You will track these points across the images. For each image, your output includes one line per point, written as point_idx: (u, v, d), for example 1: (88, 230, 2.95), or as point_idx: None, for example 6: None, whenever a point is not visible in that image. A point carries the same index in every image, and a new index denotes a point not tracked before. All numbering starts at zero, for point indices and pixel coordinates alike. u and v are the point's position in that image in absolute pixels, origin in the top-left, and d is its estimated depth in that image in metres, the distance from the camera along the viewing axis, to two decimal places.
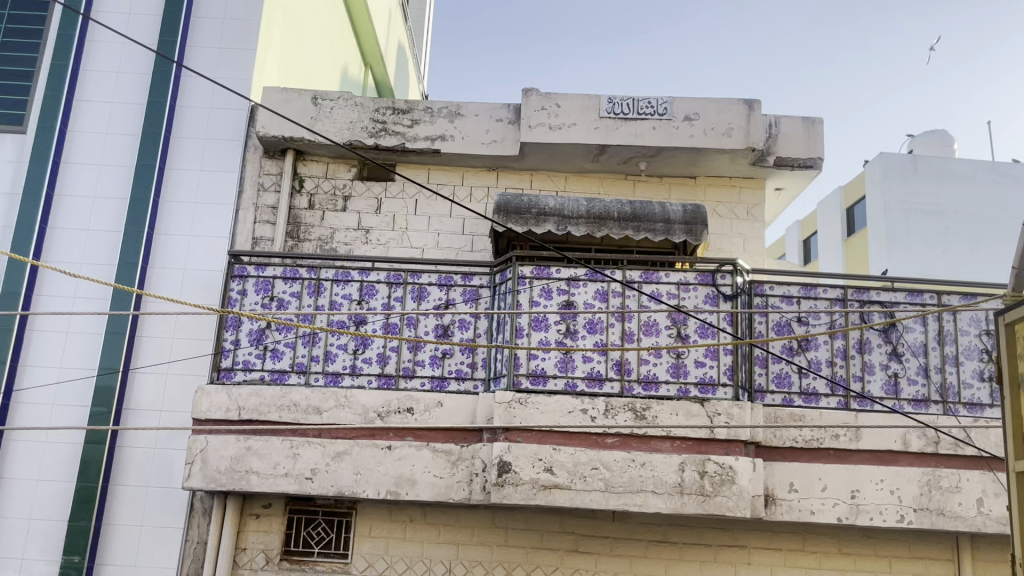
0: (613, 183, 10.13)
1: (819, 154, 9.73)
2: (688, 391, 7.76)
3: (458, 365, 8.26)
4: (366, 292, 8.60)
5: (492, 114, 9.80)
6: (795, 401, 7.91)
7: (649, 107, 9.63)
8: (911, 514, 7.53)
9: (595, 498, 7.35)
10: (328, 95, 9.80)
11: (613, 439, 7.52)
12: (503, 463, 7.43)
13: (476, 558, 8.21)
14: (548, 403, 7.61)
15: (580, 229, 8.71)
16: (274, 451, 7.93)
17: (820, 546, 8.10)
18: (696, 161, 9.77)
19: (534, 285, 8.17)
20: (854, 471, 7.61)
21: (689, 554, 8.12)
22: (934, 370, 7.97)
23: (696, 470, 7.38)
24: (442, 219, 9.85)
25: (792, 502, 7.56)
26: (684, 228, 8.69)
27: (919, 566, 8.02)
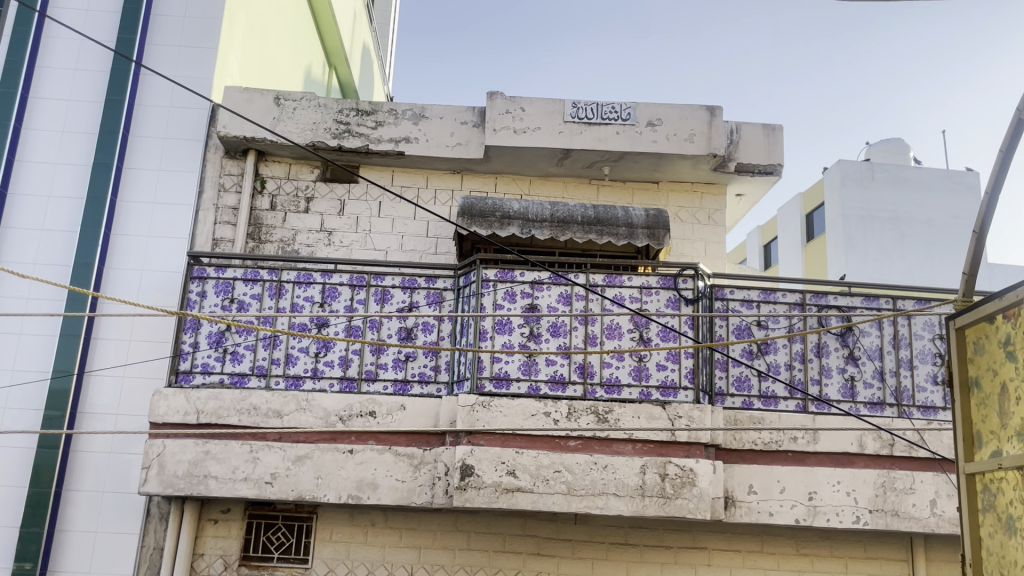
0: (577, 188, 10.20)
1: (779, 161, 9.87)
2: (650, 394, 7.81)
3: (421, 368, 8.23)
4: (329, 295, 8.53)
5: (457, 117, 9.79)
6: (755, 404, 8.04)
7: (612, 112, 9.70)
8: (867, 515, 7.67)
9: (558, 501, 7.37)
10: (290, 96, 9.72)
11: (575, 442, 7.55)
12: (465, 466, 7.42)
13: (438, 562, 8.19)
14: (511, 406, 7.62)
15: (544, 232, 8.75)
16: (233, 455, 7.82)
17: (779, 547, 8.20)
18: (659, 167, 9.86)
19: (498, 288, 8.17)
20: (812, 473, 7.73)
21: (650, 556, 8.18)
22: (889, 373, 8.13)
23: (657, 473, 7.44)
24: (406, 221, 9.81)
25: (751, 504, 7.66)
26: (647, 232, 8.78)
27: (874, 566, 8.16)
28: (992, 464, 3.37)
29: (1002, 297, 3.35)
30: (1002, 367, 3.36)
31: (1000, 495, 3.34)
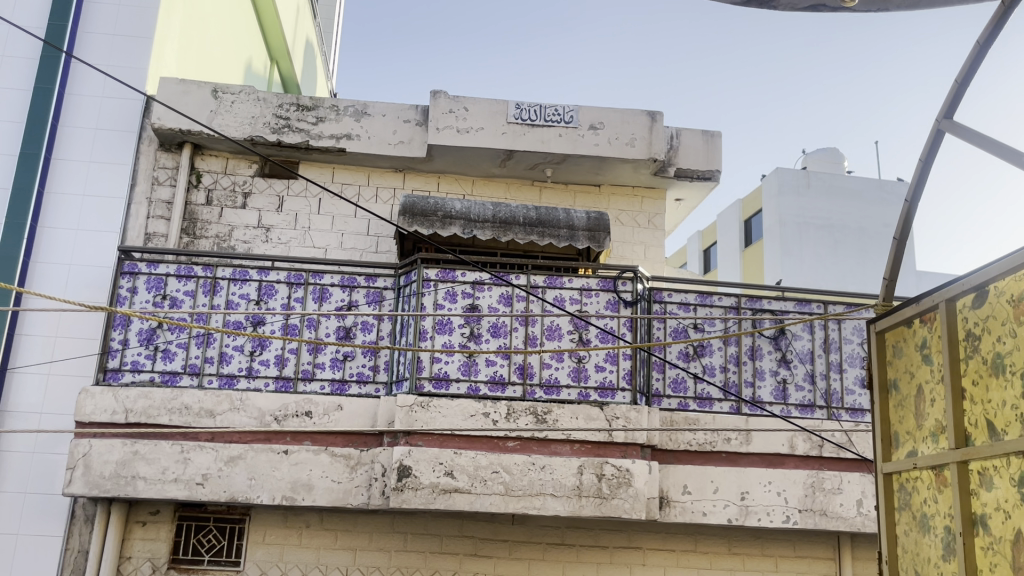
0: (519, 189, 10.22)
1: (717, 167, 10.04)
2: (588, 395, 7.86)
3: (360, 368, 8.15)
4: (265, 292, 8.38)
5: (400, 115, 9.71)
6: (690, 405, 8.17)
7: (555, 115, 9.74)
8: (797, 515, 7.84)
9: (495, 502, 7.36)
10: (229, 89, 9.53)
11: (513, 442, 7.56)
12: (403, 467, 7.36)
13: (373, 563, 8.11)
14: (450, 406, 7.59)
15: (485, 233, 8.74)
16: (163, 455, 7.62)
17: (711, 547, 8.34)
18: (600, 170, 9.94)
19: (438, 288, 8.13)
20: (744, 473, 7.88)
21: (586, 557, 8.23)
22: (820, 376, 8.34)
23: (594, 473, 7.48)
24: (346, 219, 9.70)
25: (685, 504, 7.77)
26: (587, 235, 8.84)
27: (803, 564, 8.35)
28: (907, 463, 3.48)
29: (920, 301, 3.45)
30: (918, 369, 3.47)
31: (915, 494, 3.45)
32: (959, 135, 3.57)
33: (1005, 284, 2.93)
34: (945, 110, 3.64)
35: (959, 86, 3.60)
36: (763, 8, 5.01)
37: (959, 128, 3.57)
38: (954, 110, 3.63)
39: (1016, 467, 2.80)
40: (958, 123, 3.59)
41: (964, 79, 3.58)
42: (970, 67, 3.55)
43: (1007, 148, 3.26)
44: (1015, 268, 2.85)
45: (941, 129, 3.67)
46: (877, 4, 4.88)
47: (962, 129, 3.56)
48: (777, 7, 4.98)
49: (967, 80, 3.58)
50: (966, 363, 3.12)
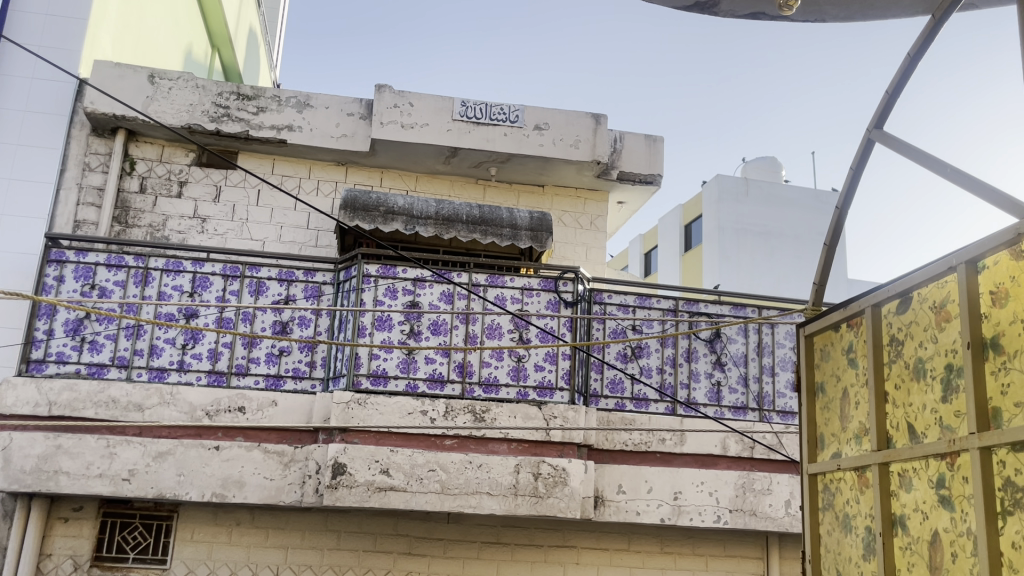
0: (463, 187, 10.19)
1: (659, 171, 10.17)
2: (527, 394, 7.89)
3: (296, 363, 8.02)
4: (199, 284, 8.17)
5: (343, 108, 9.59)
6: (627, 406, 8.27)
7: (501, 114, 9.73)
8: (727, 515, 7.98)
9: (430, 500, 7.31)
10: (166, 74, 9.28)
11: (450, 441, 7.52)
12: (337, 464, 7.26)
13: (305, 562, 7.98)
14: (387, 403, 7.53)
15: (428, 229, 8.69)
16: (87, 450, 7.37)
17: (644, 546, 8.43)
18: (544, 170, 9.96)
19: (379, 284, 8.06)
20: (677, 473, 7.98)
21: (520, 555, 8.24)
22: (753, 379, 8.52)
23: (530, 472, 7.49)
24: (286, 211, 9.53)
25: (619, 503, 7.84)
26: (530, 234, 8.85)
27: (732, 564, 8.50)
28: (831, 465, 3.56)
29: (847, 306, 3.53)
30: (844, 372, 3.56)
31: (838, 495, 3.54)
32: (889, 145, 3.66)
33: (929, 291, 3.01)
34: (875, 121, 3.73)
35: (889, 98, 3.69)
36: (706, 13, 5.09)
37: (888, 138, 3.66)
38: (884, 121, 3.72)
39: (935, 468, 2.88)
40: (888, 134, 3.69)
41: (894, 91, 3.67)
42: (899, 80, 3.64)
43: (933, 159, 3.35)
44: (940, 276, 2.94)
45: (871, 139, 3.76)
46: (814, 14, 5.01)
47: (891, 139, 3.65)
48: (719, 13, 5.07)
49: (896, 93, 3.68)
50: (889, 368, 3.21)
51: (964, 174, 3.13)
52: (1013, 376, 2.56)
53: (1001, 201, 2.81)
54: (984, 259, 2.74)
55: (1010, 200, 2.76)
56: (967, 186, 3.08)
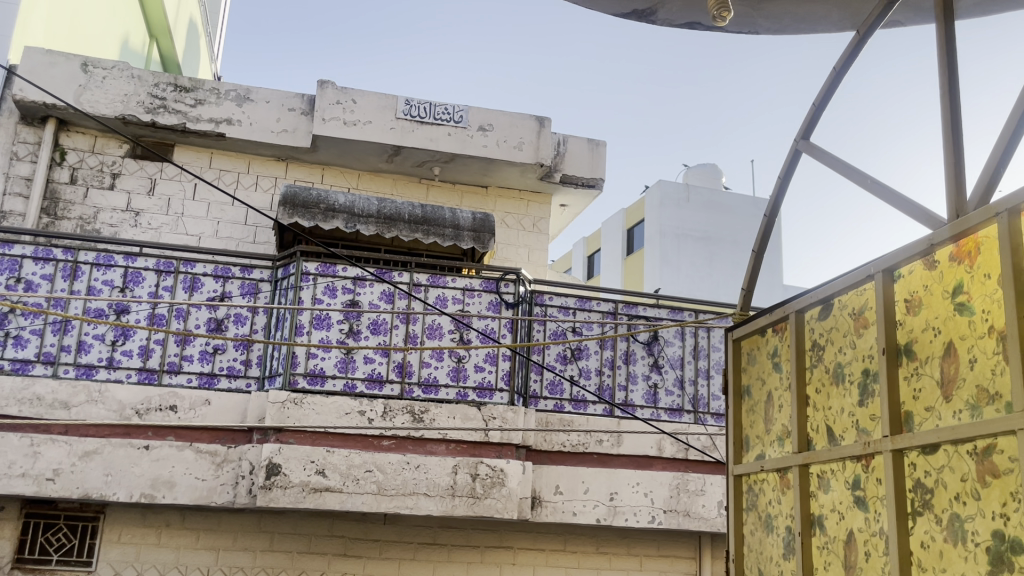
0: (406, 186, 10.15)
1: (601, 175, 10.27)
2: (466, 395, 7.90)
3: (231, 362, 7.88)
4: (131, 279, 7.97)
5: (285, 103, 9.45)
6: (565, 407, 8.33)
7: (445, 114, 9.72)
8: (662, 515, 8.07)
9: (367, 501, 7.25)
10: (100, 63, 9.02)
11: (388, 441, 7.47)
12: (272, 464, 7.15)
13: (237, 563, 7.85)
14: (325, 403, 7.45)
15: (369, 228, 8.63)
16: (10, 449, 7.10)
17: (580, 546, 8.50)
18: (487, 171, 9.97)
19: (318, 282, 7.97)
20: (614, 474, 8.06)
21: (457, 556, 8.23)
22: (688, 382, 8.67)
23: (468, 473, 7.48)
24: (223, 206, 9.35)
25: (557, 504, 7.89)
26: (471, 235, 8.84)
27: (666, 563, 8.62)
28: (755, 466, 3.65)
29: (772, 312, 3.62)
30: (769, 376, 3.65)
31: (761, 495, 3.63)
32: (814, 155, 3.76)
33: (848, 298, 3.11)
34: (802, 132, 3.83)
35: (815, 110, 3.80)
36: (643, 21, 5.16)
37: (814, 149, 3.77)
38: (810, 132, 3.83)
39: (851, 470, 2.98)
40: (813, 144, 3.79)
41: (820, 103, 3.78)
42: (825, 93, 3.75)
43: (855, 170, 3.45)
44: (859, 283, 3.03)
45: (798, 149, 3.86)
46: (747, 26, 5.11)
47: (817, 150, 3.75)
48: (656, 22, 5.15)
49: (822, 105, 3.78)
50: (811, 372, 3.30)
51: (883, 185, 3.23)
52: (925, 382, 2.65)
53: (916, 212, 2.92)
54: (899, 268, 2.84)
55: (924, 211, 2.87)
56: (885, 196, 3.19)
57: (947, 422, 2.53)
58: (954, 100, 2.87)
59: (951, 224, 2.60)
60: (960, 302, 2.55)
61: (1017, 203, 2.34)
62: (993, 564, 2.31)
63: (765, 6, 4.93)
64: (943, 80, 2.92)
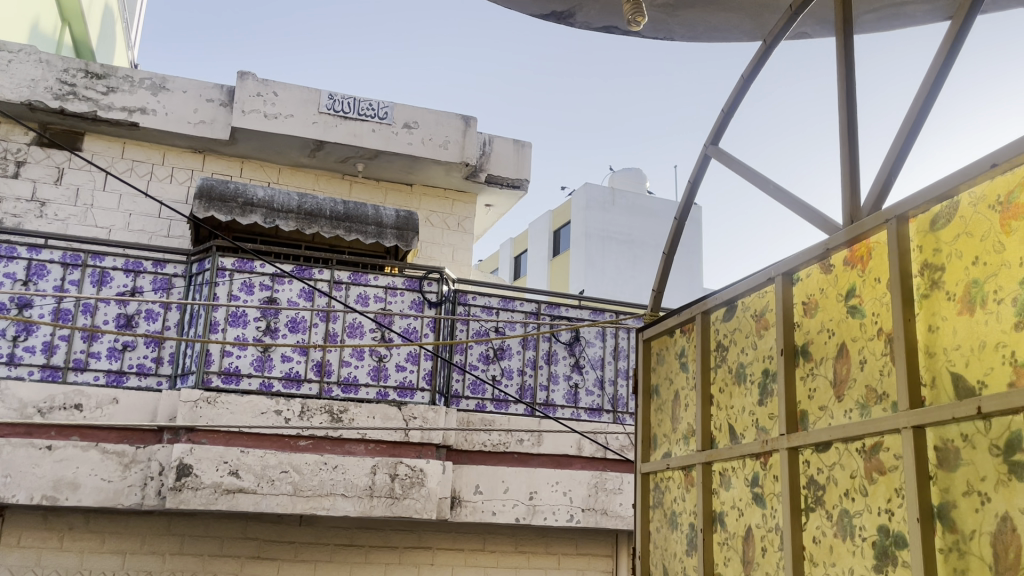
0: (328, 182, 10.00)
1: (525, 176, 10.31)
2: (387, 395, 7.83)
3: (141, 359, 7.67)
4: (35, 272, 7.60)
5: (202, 93, 9.20)
6: (487, 407, 8.38)
7: (370, 109, 9.60)
8: (580, 514, 8.13)
9: (281, 502, 7.09)
10: (5, 46, 8.59)
11: (305, 441, 7.32)
12: (182, 465, 6.93)
13: (144, 567, 7.58)
14: (239, 402, 7.27)
15: (288, 224, 8.46)
16: None
17: (499, 546, 8.51)
18: (412, 169, 9.89)
19: (234, 278, 7.75)
20: (533, 473, 8.07)
21: (374, 557, 8.13)
22: (608, 382, 8.79)
23: (387, 473, 7.39)
24: (135, 199, 9.04)
25: (476, 503, 7.88)
26: (394, 232, 8.77)
27: (583, 561, 8.70)
28: (661, 464, 3.71)
29: (680, 313, 3.69)
30: (677, 375, 3.73)
31: (666, 493, 3.69)
32: (722, 160, 3.85)
33: (751, 300, 3.19)
34: (712, 137, 3.91)
35: (724, 116, 3.88)
36: (562, 23, 5.20)
37: (722, 154, 3.85)
38: (719, 137, 3.91)
39: (750, 468, 3.05)
40: (722, 150, 3.88)
41: (729, 109, 3.86)
42: (734, 100, 3.84)
43: (759, 175, 3.55)
44: (760, 286, 3.12)
45: (708, 154, 3.94)
46: (664, 31, 5.19)
47: (725, 155, 3.84)
48: (575, 24, 5.19)
49: (730, 111, 3.87)
50: (715, 372, 3.38)
51: (785, 191, 3.32)
52: (819, 381, 2.74)
53: (814, 217, 3.02)
54: (797, 272, 2.93)
55: (821, 216, 2.97)
56: (786, 202, 3.28)
57: (839, 420, 2.61)
58: (852, 108, 2.97)
59: (845, 230, 2.68)
60: (852, 305, 2.64)
61: (905, 210, 2.44)
62: (878, 558, 2.39)
63: (680, 12, 5.03)
64: (841, 90, 3.02)
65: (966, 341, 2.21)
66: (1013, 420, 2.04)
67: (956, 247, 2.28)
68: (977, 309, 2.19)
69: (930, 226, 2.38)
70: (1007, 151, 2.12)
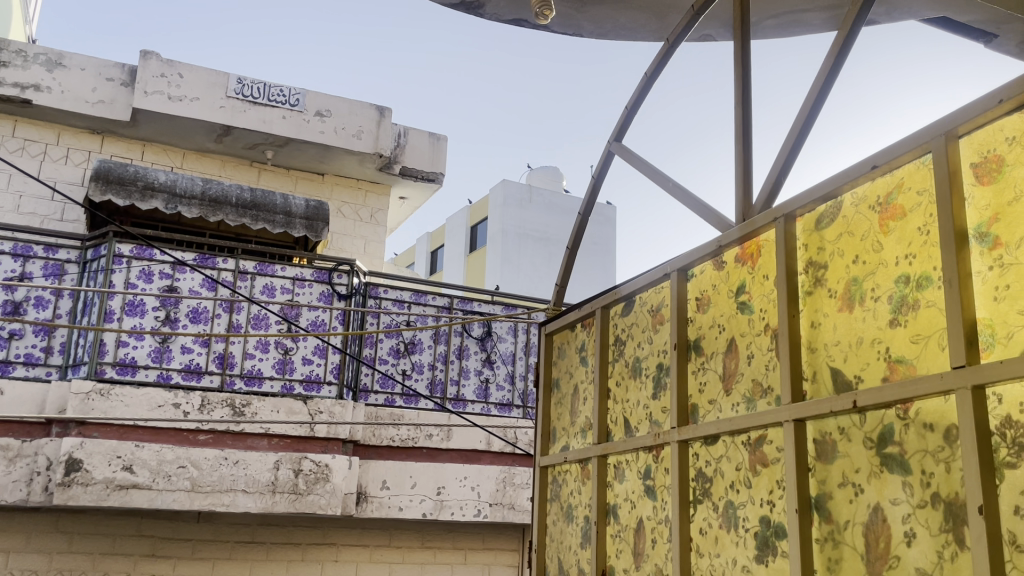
0: (235, 168, 9.69)
1: (440, 170, 10.22)
2: (292, 388, 7.64)
3: (28, 348, 7.27)
4: None
5: (102, 72, 8.77)
6: (396, 401, 8.30)
7: (280, 95, 9.34)
8: (487, 509, 8.10)
9: (178, 499, 6.83)
10: None
11: (205, 436, 7.07)
12: (72, 460, 6.59)
13: (29, 567, 7.19)
14: (135, 395, 6.95)
15: (191, 210, 8.15)
16: None
17: (406, 542, 8.41)
18: (324, 158, 9.68)
19: (131, 266, 7.40)
20: (441, 468, 8.00)
21: (275, 554, 7.93)
22: (519, 377, 8.81)
23: (291, 468, 7.18)
24: (27, 180, 8.56)
25: (382, 499, 7.76)
26: (303, 222, 8.57)
27: (490, 556, 8.69)
28: (559, 457, 3.72)
29: (581, 307, 3.71)
30: (577, 369, 3.75)
31: (564, 487, 3.70)
32: (625, 157, 3.88)
33: (648, 295, 3.22)
34: (616, 134, 3.94)
35: (628, 114, 3.92)
36: (471, 14, 5.15)
37: (625, 151, 3.88)
38: (623, 135, 3.95)
39: (643, 460, 3.08)
40: (625, 147, 3.91)
41: (633, 107, 3.90)
42: (637, 98, 3.87)
43: (659, 173, 3.59)
44: (657, 282, 3.16)
45: (612, 151, 3.97)
46: (573, 27, 5.23)
47: (628, 152, 3.87)
48: (484, 15, 5.16)
49: (634, 110, 3.91)
50: (614, 366, 3.40)
51: (683, 189, 3.37)
52: (709, 376, 2.78)
53: (708, 214, 3.07)
54: (692, 268, 2.98)
55: (716, 214, 3.02)
56: (684, 200, 3.32)
57: (727, 414, 2.67)
58: (747, 110, 3.04)
59: (738, 227, 2.73)
60: (742, 301, 2.69)
61: (793, 209, 2.50)
62: (759, 549, 2.44)
63: (588, 9, 5.06)
64: (737, 92, 3.08)
65: (845, 337, 2.28)
66: (885, 414, 2.11)
67: (839, 246, 2.35)
68: (856, 307, 2.27)
69: (814, 225, 2.45)
70: (887, 154, 2.19)
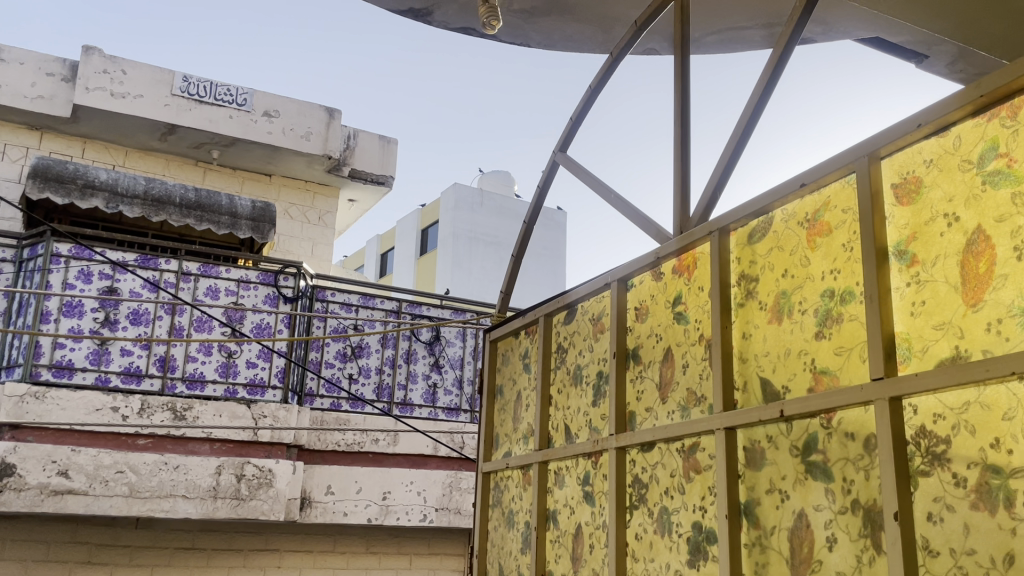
0: (180, 168, 9.52)
1: (390, 173, 10.19)
2: (235, 392, 7.56)
3: None
4: None
5: (42, 66, 8.55)
6: (342, 405, 8.26)
7: (227, 95, 9.22)
8: (433, 513, 8.09)
9: (116, 505, 6.66)
10: None
11: (144, 440, 6.93)
12: (4, 465, 6.41)
13: None
14: (71, 398, 6.78)
15: (133, 209, 7.99)
16: None
17: (350, 547, 8.35)
18: (271, 159, 9.57)
19: (69, 266, 7.22)
20: (388, 473, 7.96)
21: (216, 560, 7.81)
22: (467, 382, 8.83)
23: (233, 473, 7.08)
24: None
25: (327, 504, 7.68)
26: (249, 224, 8.47)
27: (435, 561, 8.67)
28: (502, 463, 3.76)
29: (525, 314, 3.75)
30: (520, 376, 3.79)
31: (505, 492, 3.74)
32: (569, 168, 3.94)
33: (590, 304, 3.28)
34: (560, 144, 4.00)
35: (573, 124, 3.97)
36: (419, 21, 5.17)
37: (570, 161, 3.94)
38: (568, 145, 4.00)
39: (583, 467, 3.14)
40: (570, 157, 3.97)
41: (577, 118, 3.96)
42: (581, 109, 3.94)
43: (602, 183, 3.65)
44: (599, 291, 3.22)
45: (556, 161, 4.02)
46: (521, 37, 5.29)
47: (572, 162, 3.93)
48: (433, 22, 5.19)
49: (578, 120, 3.97)
50: (555, 373, 3.45)
51: (624, 200, 3.44)
52: (646, 384, 2.85)
53: (648, 225, 3.14)
54: (632, 278, 3.04)
55: (655, 226, 3.09)
56: (625, 211, 3.39)
57: (662, 422, 2.73)
58: (685, 126, 3.11)
59: (676, 239, 2.80)
60: (678, 311, 2.77)
61: (726, 223, 2.58)
62: (691, 553, 2.51)
63: (536, 20, 5.13)
64: (677, 107, 3.16)
65: (774, 348, 2.37)
66: (810, 422, 2.20)
67: (769, 260, 2.43)
68: (784, 319, 2.35)
69: (747, 239, 2.53)
70: (815, 172, 2.28)
